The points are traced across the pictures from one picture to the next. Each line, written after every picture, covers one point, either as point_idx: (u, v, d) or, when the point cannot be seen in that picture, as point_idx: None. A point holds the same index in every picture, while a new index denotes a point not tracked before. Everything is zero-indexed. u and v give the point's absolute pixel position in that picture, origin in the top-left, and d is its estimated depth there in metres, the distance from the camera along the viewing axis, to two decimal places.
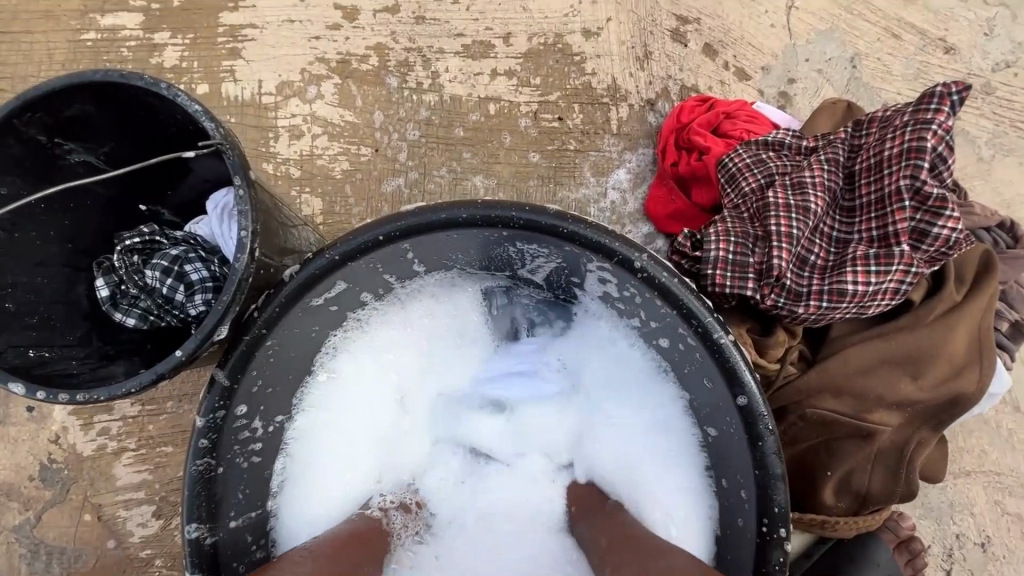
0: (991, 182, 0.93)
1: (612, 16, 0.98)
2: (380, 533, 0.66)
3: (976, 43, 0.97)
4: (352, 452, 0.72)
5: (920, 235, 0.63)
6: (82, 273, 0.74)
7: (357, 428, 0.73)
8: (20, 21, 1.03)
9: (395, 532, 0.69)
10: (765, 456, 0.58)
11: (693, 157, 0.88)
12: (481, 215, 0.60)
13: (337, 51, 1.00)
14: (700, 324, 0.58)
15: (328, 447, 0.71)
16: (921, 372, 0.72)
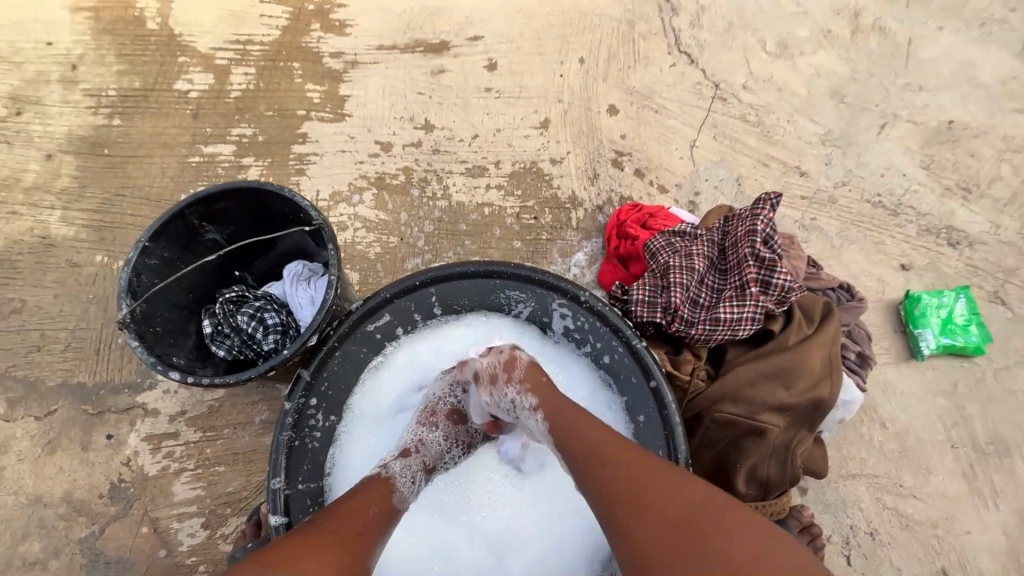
0: (842, 262, 1.32)
1: (570, 151, 1.42)
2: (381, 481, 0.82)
3: (821, 170, 1.41)
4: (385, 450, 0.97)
5: (765, 283, 0.97)
6: (197, 314, 1.04)
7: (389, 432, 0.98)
8: (143, 149, 1.43)
9: (396, 473, 0.86)
10: (671, 423, 0.86)
11: (629, 243, 1.24)
12: (483, 269, 0.93)
13: (375, 171, 1.40)
14: (625, 335, 0.90)
15: (368, 446, 0.96)
16: (791, 384, 1.01)
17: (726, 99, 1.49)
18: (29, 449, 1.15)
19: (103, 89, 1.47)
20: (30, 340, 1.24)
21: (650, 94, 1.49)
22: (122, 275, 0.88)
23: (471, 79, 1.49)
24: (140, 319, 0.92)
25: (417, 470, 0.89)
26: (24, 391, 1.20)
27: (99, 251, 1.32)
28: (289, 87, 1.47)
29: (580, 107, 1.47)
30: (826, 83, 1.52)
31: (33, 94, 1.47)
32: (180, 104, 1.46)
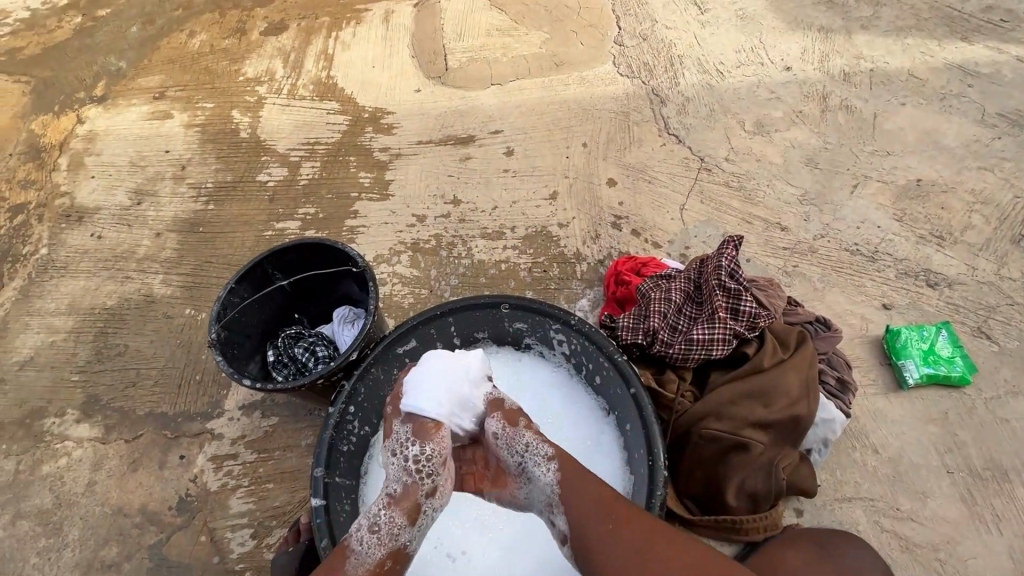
0: (826, 302, 1.44)
1: (575, 216, 1.67)
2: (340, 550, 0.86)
3: (801, 224, 1.59)
4: None
5: (735, 310, 1.14)
6: (264, 344, 1.29)
7: None
8: (229, 226, 1.77)
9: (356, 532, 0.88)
10: (648, 418, 0.98)
11: (624, 287, 1.42)
12: (493, 300, 1.15)
13: (412, 237, 1.68)
14: (607, 351, 1.07)
15: None
16: (771, 401, 1.11)
17: (711, 169, 1.72)
18: (117, 466, 1.37)
19: (204, 183, 1.87)
20: (127, 377, 1.50)
21: (644, 168, 1.74)
22: (214, 307, 1.15)
23: (492, 162, 1.80)
24: (222, 342, 1.17)
25: (385, 519, 0.88)
26: (119, 418, 1.44)
27: (188, 306, 1.62)
28: (346, 175, 1.82)
29: (583, 181, 1.73)
30: (801, 153, 1.73)
31: (152, 188, 1.88)
32: (260, 191, 1.83)
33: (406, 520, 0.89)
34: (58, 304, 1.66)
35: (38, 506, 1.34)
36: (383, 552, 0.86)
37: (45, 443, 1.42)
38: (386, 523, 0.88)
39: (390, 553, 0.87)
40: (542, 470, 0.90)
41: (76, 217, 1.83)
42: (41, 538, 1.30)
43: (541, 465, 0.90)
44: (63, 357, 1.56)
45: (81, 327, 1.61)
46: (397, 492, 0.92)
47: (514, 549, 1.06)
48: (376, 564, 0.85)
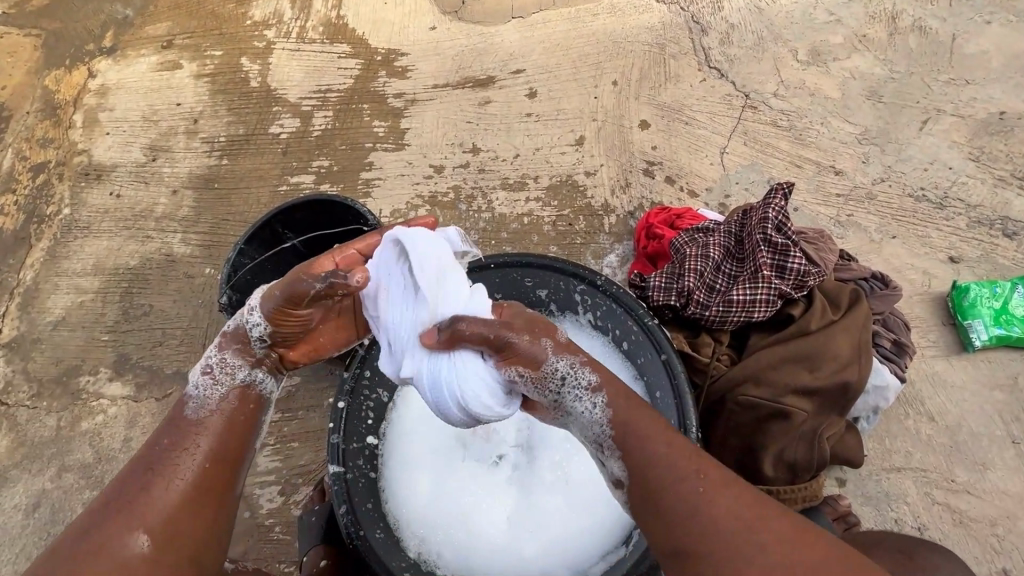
0: (883, 255, 1.30)
1: (603, 163, 1.54)
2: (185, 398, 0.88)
3: (858, 167, 1.42)
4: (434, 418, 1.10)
5: (780, 268, 1.03)
6: None
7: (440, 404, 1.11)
8: (244, 181, 1.72)
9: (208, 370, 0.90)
10: (682, 387, 0.93)
11: (656, 241, 1.31)
12: (514, 260, 1.07)
13: (429, 190, 1.59)
14: (636, 314, 1.00)
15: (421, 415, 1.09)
16: (816, 367, 1.02)
17: (757, 107, 1.55)
18: (150, 423, 1.41)
19: (216, 137, 1.81)
20: (154, 337, 1.52)
21: (680, 108, 1.58)
22: (223, 270, 1.12)
23: (514, 106, 1.66)
24: (235, 306, 1.14)
25: (216, 362, 0.89)
26: (148, 376, 1.47)
27: (208, 265, 1.60)
28: (360, 125, 1.72)
29: (613, 124, 1.59)
30: (862, 85, 1.53)
31: (165, 144, 1.83)
32: (272, 145, 1.76)
33: (242, 360, 0.91)
34: (84, 265, 1.66)
35: (81, 460, 1.39)
36: (230, 393, 0.89)
37: (82, 400, 1.46)
38: (219, 365, 0.90)
39: (234, 394, 0.89)
40: (586, 405, 0.78)
41: (94, 175, 1.81)
42: (86, 490, 1.36)
43: (586, 398, 0.79)
44: (92, 317, 1.58)
45: (106, 288, 1.62)
46: (229, 335, 0.92)
47: (533, 521, 1.01)
48: (219, 405, 0.87)
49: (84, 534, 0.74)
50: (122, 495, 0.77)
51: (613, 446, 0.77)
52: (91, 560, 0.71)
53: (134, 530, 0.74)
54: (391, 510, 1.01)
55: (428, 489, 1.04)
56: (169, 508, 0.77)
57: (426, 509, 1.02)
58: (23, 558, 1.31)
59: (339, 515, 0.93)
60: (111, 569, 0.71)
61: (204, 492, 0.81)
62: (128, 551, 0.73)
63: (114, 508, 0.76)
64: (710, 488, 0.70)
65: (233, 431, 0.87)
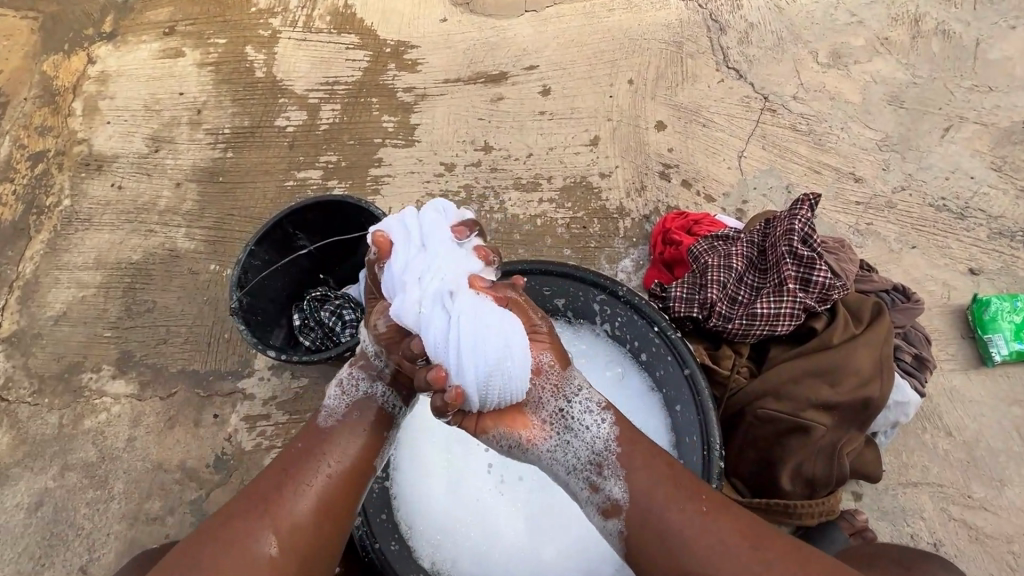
0: (902, 265, 1.29)
1: (618, 164, 1.51)
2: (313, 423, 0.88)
3: (878, 175, 1.40)
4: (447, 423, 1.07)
5: (805, 280, 1.01)
6: (289, 309, 1.24)
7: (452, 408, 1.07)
8: (249, 175, 1.68)
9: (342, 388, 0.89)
10: (704, 404, 0.93)
11: (674, 247, 1.29)
12: (533, 267, 1.06)
13: (440, 189, 1.56)
14: (658, 326, 0.99)
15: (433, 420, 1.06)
16: (838, 381, 1.01)
17: (775, 109, 1.52)
18: (154, 423, 1.38)
19: (221, 129, 1.76)
20: (157, 334, 1.49)
21: (698, 109, 1.55)
22: (233, 272, 1.09)
23: (527, 103, 1.63)
24: (245, 309, 1.12)
25: (348, 376, 0.89)
26: (152, 375, 1.44)
27: (213, 261, 1.57)
28: (368, 119, 1.68)
29: (629, 124, 1.55)
30: (883, 90, 1.51)
31: (168, 135, 1.78)
32: (279, 138, 1.72)
33: (366, 373, 0.89)
34: (85, 259, 1.62)
35: (84, 459, 1.37)
36: (353, 405, 0.88)
37: (84, 398, 1.44)
38: (349, 379, 0.89)
39: (359, 406, 0.88)
40: (593, 420, 0.79)
41: (95, 165, 1.76)
42: (89, 489, 1.34)
43: (595, 414, 0.80)
44: (94, 313, 1.55)
45: (109, 283, 1.58)
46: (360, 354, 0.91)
47: (545, 531, 0.99)
48: (345, 415, 0.87)
49: (227, 522, 0.77)
50: (264, 493, 0.79)
51: (614, 466, 0.77)
52: (226, 554, 0.74)
53: (267, 534, 0.76)
54: (402, 518, 0.98)
55: (442, 496, 1.02)
56: (304, 518, 0.78)
57: (437, 518, 1.00)
58: (25, 558, 1.29)
59: (353, 529, 0.96)
60: (241, 569, 0.73)
61: (336, 497, 0.81)
62: (257, 553, 0.75)
63: (254, 506, 0.78)
64: (711, 510, 0.73)
65: (370, 451, 0.86)
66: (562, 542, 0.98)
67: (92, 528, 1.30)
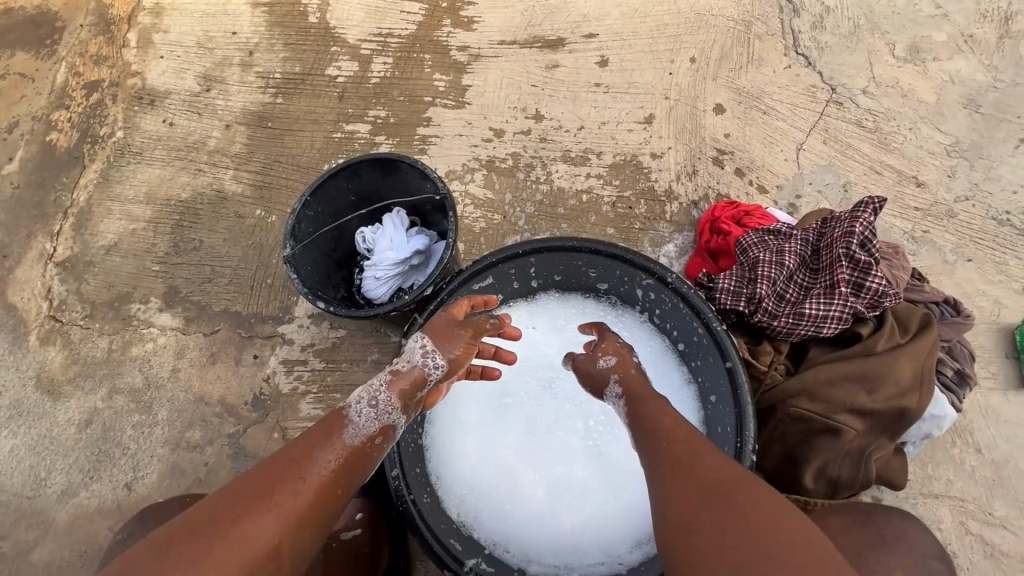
0: (954, 278, 1.26)
1: (671, 146, 1.47)
2: (338, 416, 0.82)
3: (942, 181, 1.35)
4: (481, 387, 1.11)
5: (858, 285, 0.99)
6: (338, 264, 1.26)
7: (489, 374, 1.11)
8: (298, 123, 1.69)
9: (390, 404, 0.85)
10: (742, 400, 0.91)
11: (721, 237, 1.28)
12: (582, 245, 1.04)
13: (487, 154, 1.54)
14: (704, 317, 0.97)
15: (468, 383, 1.11)
16: (875, 389, 1.01)
17: (842, 103, 1.46)
18: (197, 357, 1.45)
19: (272, 73, 1.76)
20: (203, 273, 1.54)
21: (760, 95, 1.49)
22: (289, 221, 1.11)
23: (583, 74, 1.58)
24: (298, 259, 1.14)
25: (383, 398, 0.84)
26: (197, 312, 1.49)
27: (259, 206, 1.60)
28: (420, 76, 1.66)
29: (686, 104, 1.51)
30: (960, 91, 1.43)
31: (219, 75, 1.78)
32: (329, 87, 1.70)
33: (401, 403, 0.86)
34: (136, 192, 1.67)
35: (131, 384, 1.45)
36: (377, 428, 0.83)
37: (133, 327, 1.50)
38: (385, 402, 0.84)
39: (381, 430, 0.84)
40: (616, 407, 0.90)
41: (147, 100, 1.78)
42: (136, 413, 1.42)
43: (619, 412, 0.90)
44: (143, 247, 1.60)
45: (158, 219, 1.63)
46: (399, 374, 0.88)
47: (565, 499, 1.02)
48: (366, 436, 0.81)
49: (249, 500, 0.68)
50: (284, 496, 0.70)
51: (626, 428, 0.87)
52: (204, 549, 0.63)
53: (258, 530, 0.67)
54: (432, 470, 1.04)
55: (471, 454, 1.05)
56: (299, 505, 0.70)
57: (465, 473, 1.04)
58: (75, 469, 1.39)
59: (390, 477, 0.95)
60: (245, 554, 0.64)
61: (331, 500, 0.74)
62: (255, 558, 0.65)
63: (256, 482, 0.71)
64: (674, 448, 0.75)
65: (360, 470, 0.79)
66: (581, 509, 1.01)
67: (137, 450, 1.38)
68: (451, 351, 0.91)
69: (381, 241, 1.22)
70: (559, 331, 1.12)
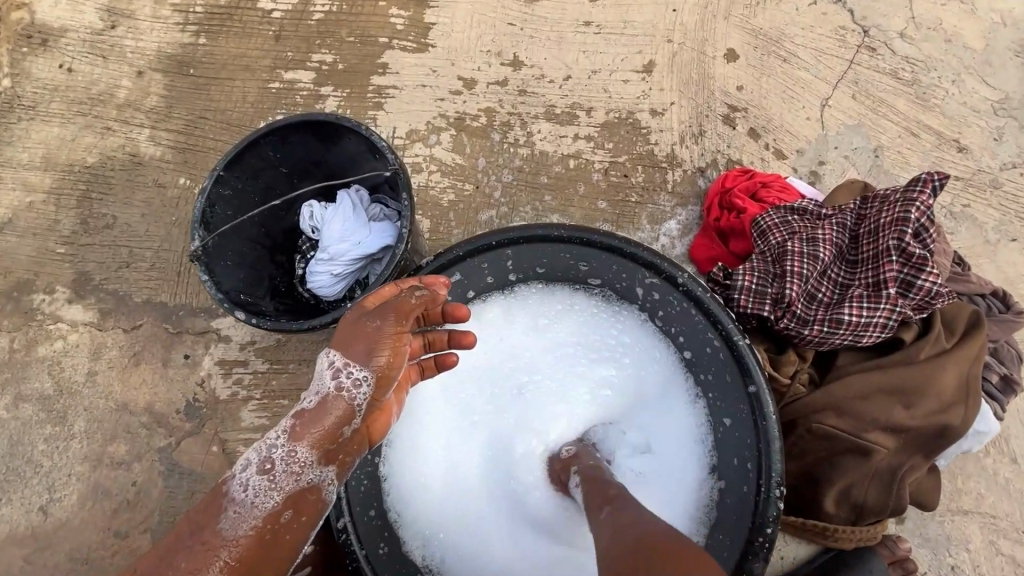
0: (996, 260, 1.09)
1: (675, 100, 1.24)
2: (222, 493, 0.65)
3: (986, 146, 1.16)
4: (450, 404, 0.91)
5: (906, 284, 0.82)
6: (272, 254, 1.02)
7: (461, 387, 0.91)
8: (225, 70, 1.39)
9: (294, 462, 0.67)
10: (768, 432, 0.75)
11: (733, 214, 1.09)
12: (572, 235, 0.84)
13: (456, 110, 1.29)
14: (724, 328, 0.79)
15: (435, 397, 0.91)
16: (914, 404, 0.86)
17: (875, 48, 1.23)
18: (118, 358, 1.23)
19: (191, 6, 1.43)
20: (119, 256, 1.29)
21: (780, 38, 1.25)
22: (196, 204, 0.87)
23: (570, 10, 1.31)
24: (212, 252, 0.90)
25: (281, 455, 0.67)
26: (114, 303, 1.26)
27: (182, 174, 1.33)
28: (372, 11, 1.36)
29: (693, 49, 1.26)
30: (1012, 35, 1.21)
31: (126, 8, 1.45)
32: (262, 25, 1.40)
33: (311, 456, 0.67)
34: (32, 156, 1.38)
35: (39, 390, 1.22)
36: (282, 502, 0.66)
37: (38, 322, 1.26)
38: (285, 459, 0.67)
39: (290, 497, 0.67)
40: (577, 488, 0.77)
41: (38, 40, 1.45)
42: (47, 425, 1.20)
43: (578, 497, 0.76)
44: (45, 224, 1.33)
45: (60, 189, 1.35)
46: (305, 416, 0.69)
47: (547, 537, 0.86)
48: (265, 516, 0.64)
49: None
50: None
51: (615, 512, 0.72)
52: None
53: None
54: (391, 504, 0.87)
55: (440, 486, 0.88)
56: None
57: (430, 509, 0.87)
58: None
59: (335, 530, 0.81)
60: None
61: None
62: None
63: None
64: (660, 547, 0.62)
65: (270, 556, 0.64)
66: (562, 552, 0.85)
67: (51, 467, 1.18)
68: (376, 362, 0.70)
69: (329, 223, 1.00)
70: (541, 336, 0.92)
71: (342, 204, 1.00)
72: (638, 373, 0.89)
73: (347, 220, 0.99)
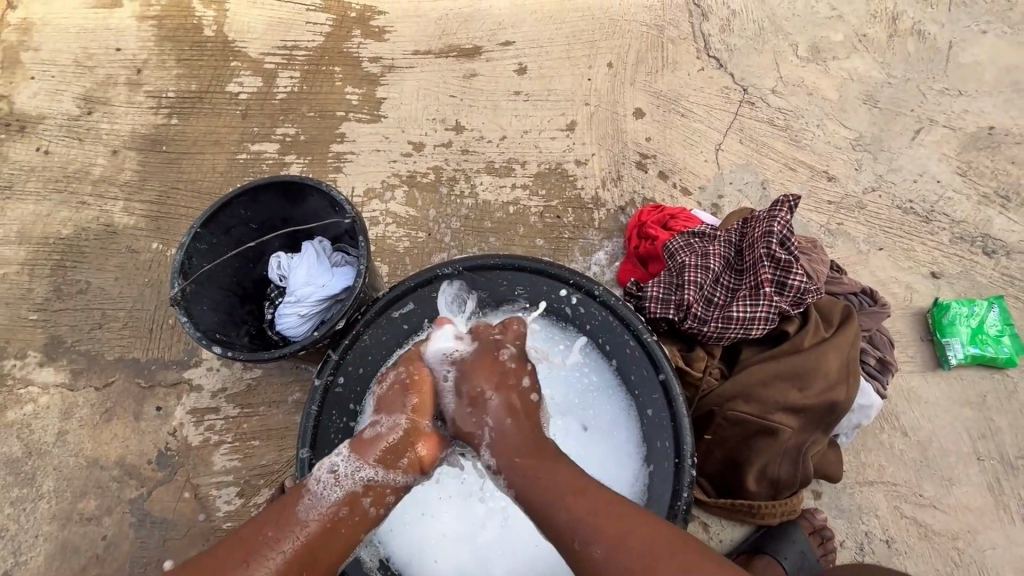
0: (869, 267, 1.30)
1: (595, 152, 1.45)
2: (296, 494, 0.78)
3: (850, 174, 1.41)
4: None
5: (781, 284, 1.01)
6: (244, 301, 1.14)
7: None
8: (196, 146, 1.54)
9: (350, 470, 0.80)
10: (675, 410, 0.90)
11: (648, 242, 1.27)
12: (508, 262, 1.00)
13: (407, 169, 1.47)
14: (635, 329, 0.95)
15: None
16: (806, 385, 1.00)
17: (754, 102, 1.49)
18: (89, 416, 1.27)
19: (164, 92, 1.60)
20: (92, 318, 1.36)
21: (678, 97, 1.50)
22: (176, 257, 1.00)
23: (501, 82, 1.54)
24: (189, 298, 1.03)
25: (345, 466, 0.80)
26: (86, 363, 1.32)
27: (155, 239, 1.44)
28: (330, 90, 1.56)
29: (607, 110, 1.50)
30: (859, 88, 1.50)
31: (102, 95, 1.60)
32: (230, 105, 1.57)
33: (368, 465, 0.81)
34: (7, 231, 1.47)
35: (7, 454, 1.25)
36: (345, 499, 0.79)
37: (8, 387, 1.31)
38: (347, 468, 0.80)
39: (347, 501, 0.79)
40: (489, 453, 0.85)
41: (17, 127, 1.58)
42: (14, 488, 1.22)
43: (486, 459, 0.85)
44: (18, 293, 1.40)
45: (35, 260, 1.43)
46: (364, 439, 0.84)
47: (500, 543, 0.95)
48: (329, 510, 0.77)
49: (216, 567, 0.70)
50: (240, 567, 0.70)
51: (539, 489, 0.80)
52: None
53: None
54: None
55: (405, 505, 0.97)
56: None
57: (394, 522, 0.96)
58: None
59: None
60: None
61: None
62: None
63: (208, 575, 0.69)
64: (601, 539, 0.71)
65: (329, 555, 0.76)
66: (513, 550, 0.94)
67: (18, 530, 1.19)
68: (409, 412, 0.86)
69: (296, 270, 1.11)
70: None
71: (309, 253, 1.12)
72: (585, 387, 1.01)
73: (313, 267, 1.11)
